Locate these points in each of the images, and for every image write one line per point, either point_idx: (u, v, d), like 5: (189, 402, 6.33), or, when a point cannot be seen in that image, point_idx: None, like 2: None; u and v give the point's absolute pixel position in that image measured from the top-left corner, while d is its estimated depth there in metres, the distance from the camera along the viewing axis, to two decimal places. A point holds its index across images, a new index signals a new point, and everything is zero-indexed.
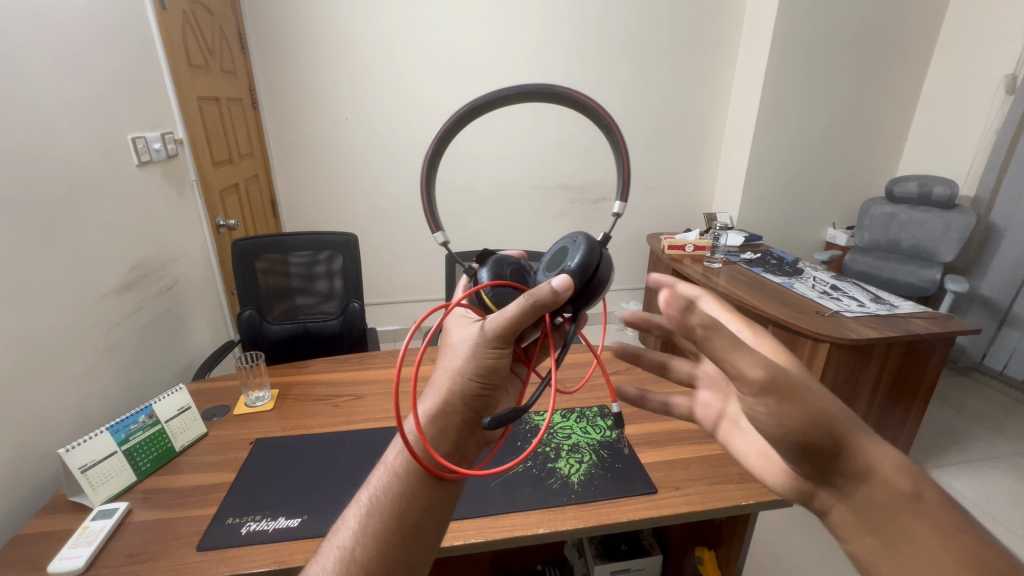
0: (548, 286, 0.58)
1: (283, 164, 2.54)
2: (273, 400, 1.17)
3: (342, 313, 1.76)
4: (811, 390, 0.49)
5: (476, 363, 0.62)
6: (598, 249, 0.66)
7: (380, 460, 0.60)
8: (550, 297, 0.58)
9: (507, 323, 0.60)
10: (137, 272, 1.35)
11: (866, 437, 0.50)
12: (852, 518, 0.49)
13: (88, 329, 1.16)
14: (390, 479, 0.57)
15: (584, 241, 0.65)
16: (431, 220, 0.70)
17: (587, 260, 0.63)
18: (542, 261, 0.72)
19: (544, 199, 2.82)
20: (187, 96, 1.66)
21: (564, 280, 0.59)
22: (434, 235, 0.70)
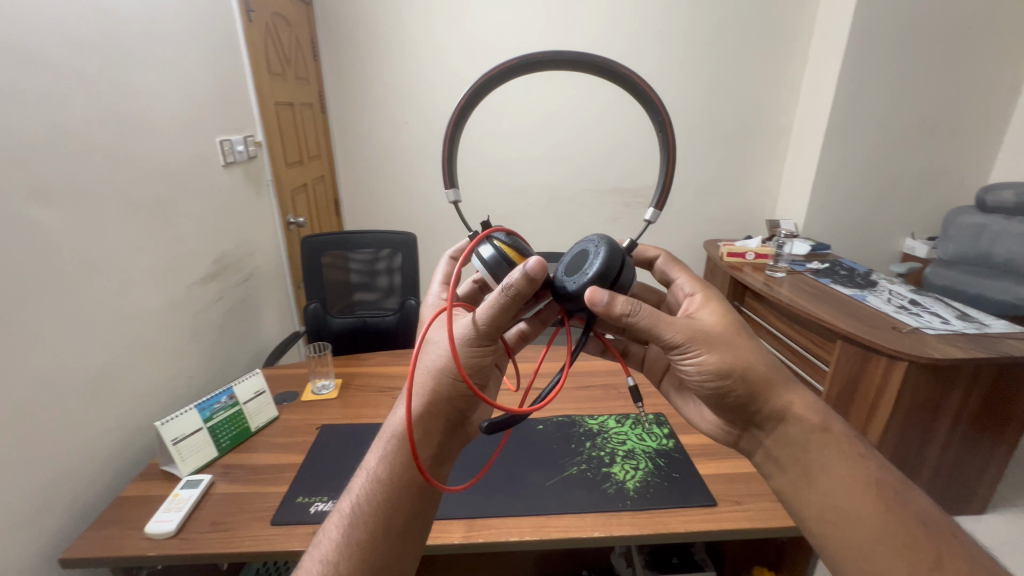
0: (518, 275, 0.72)
1: (347, 166, 2.67)
2: (337, 389, 1.23)
3: (399, 310, 1.82)
4: (737, 356, 0.77)
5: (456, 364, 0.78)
6: (616, 254, 0.81)
7: (364, 464, 0.74)
8: (525, 283, 0.73)
9: (495, 314, 0.77)
10: (221, 263, 1.46)
11: (784, 389, 0.78)
12: (770, 446, 0.78)
13: (177, 314, 1.26)
14: (373, 481, 0.71)
15: (606, 249, 0.80)
16: (446, 178, 0.86)
17: (606, 265, 0.79)
18: (565, 260, 0.86)
19: (598, 202, 2.80)
20: (266, 102, 1.79)
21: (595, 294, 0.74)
22: (444, 193, 0.85)
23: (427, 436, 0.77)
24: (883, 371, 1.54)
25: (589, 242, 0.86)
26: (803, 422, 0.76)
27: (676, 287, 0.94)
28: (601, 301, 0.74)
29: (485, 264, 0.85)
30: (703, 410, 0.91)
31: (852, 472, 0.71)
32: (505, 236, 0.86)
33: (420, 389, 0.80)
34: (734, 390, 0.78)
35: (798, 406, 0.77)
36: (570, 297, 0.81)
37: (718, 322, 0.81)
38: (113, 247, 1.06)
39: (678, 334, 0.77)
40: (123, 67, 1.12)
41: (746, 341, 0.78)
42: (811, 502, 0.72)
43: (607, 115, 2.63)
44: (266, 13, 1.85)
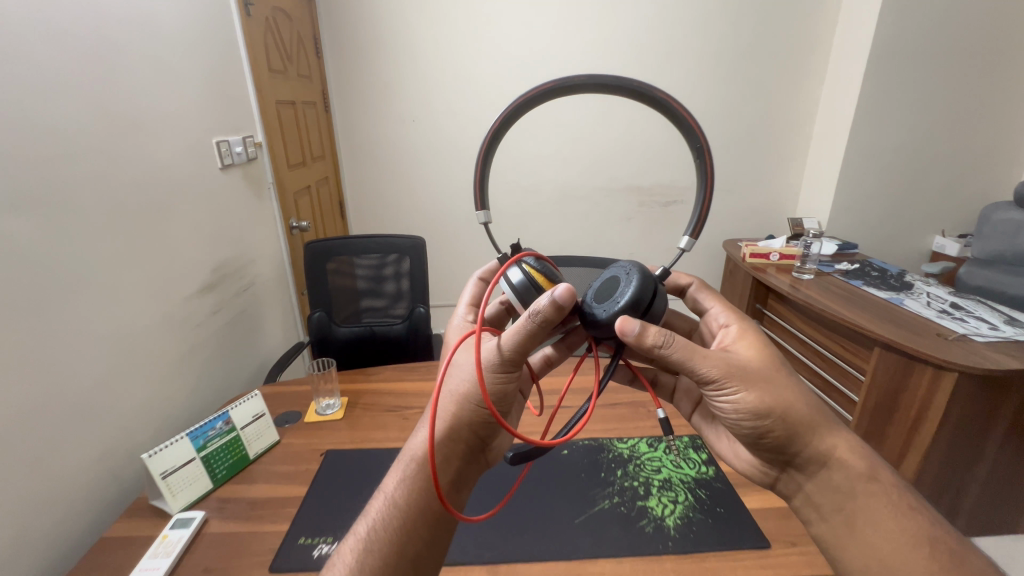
0: (546, 301, 0.67)
1: (352, 167, 2.58)
2: (342, 409, 1.14)
3: (407, 318, 1.73)
4: (777, 395, 0.72)
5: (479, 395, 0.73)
6: (648, 282, 0.75)
7: (381, 490, 0.71)
8: (553, 310, 0.67)
9: (521, 343, 0.71)
10: (220, 272, 1.37)
11: (828, 434, 0.74)
12: (810, 490, 0.74)
13: (172, 329, 1.18)
14: (390, 510, 0.68)
15: (641, 276, 0.74)
16: (478, 199, 0.82)
17: (637, 295, 0.72)
18: (593, 285, 0.80)
19: (612, 201, 2.69)
20: (266, 101, 1.70)
21: (624, 323, 0.69)
22: (476, 214, 0.82)
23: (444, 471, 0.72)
24: (929, 383, 1.43)
25: (620, 269, 0.81)
26: (848, 468, 0.71)
27: (710, 319, 0.89)
28: (633, 332, 0.68)
29: (512, 288, 0.77)
30: (735, 446, 0.85)
31: (899, 525, 0.67)
32: (535, 262, 0.80)
33: (440, 415, 0.75)
34: (774, 430, 0.73)
35: (843, 452, 0.72)
36: (600, 326, 0.73)
37: (757, 357, 0.76)
38: (96, 260, 0.97)
39: (714, 369, 0.71)
40: (108, 62, 1.02)
41: (788, 380, 0.74)
42: (852, 550, 0.68)
43: (621, 110, 2.52)
44: (266, 7, 1.75)
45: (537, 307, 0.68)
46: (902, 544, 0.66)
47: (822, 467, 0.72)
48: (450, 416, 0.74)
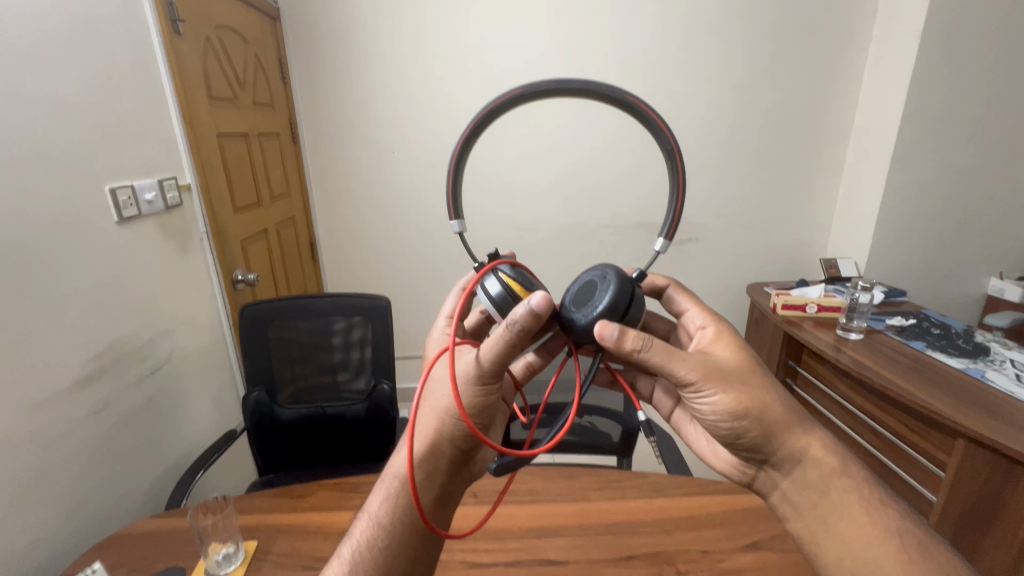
0: (524, 311, 0.60)
1: (324, 204, 2.31)
2: (245, 564, 0.81)
3: (368, 396, 1.42)
4: (753, 398, 0.70)
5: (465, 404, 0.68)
6: (630, 284, 0.71)
7: (365, 510, 0.69)
8: (531, 320, 0.61)
9: (500, 353, 0.65)
10: (109, 357, 1.08)
11: (801, 431, 0.72)
12: (787, 489, 0.72)
13: (13, 450, 0.87)
14: (374, 531, 0.66)
15: (616, 280, 0.70)
16: (451, 206, 0.76)
17: (617, 298, 0.69)
18: (572, 289, 0.75)
19: (618, 240, 2.39)
20: (202, 133, 1.42)
21: (604, 328, 0.66)
22: (450, 222, 0.75)
23: (428, 480, 0.69)
24: None
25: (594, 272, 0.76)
26: (819, 466, 0.70)
27: (685, 319, 0.85)
28: (611, 338, 0.66)
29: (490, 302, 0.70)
30: (714, 445, 0.83)
31: (868, 521, 0.66)
32: (511, 270, 0.73)
33: (421, 431, 0.70)
34: (751, 432, 0.71)
35: (816, 448, 0.71)
36: (579, 332, 0.71)
37: (733, 358, 0.74)
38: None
39: (691, 372, 0.69)
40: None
41: (761, 379, 0.72)
42: (826, 546, 0.68)
43: (626, 138, 2.23)
44: (207, 25, 1.50)
45: (513, 317, 0.61)
46: (870, 538, 0.65)
47: (796, 464, 0.71)
48: (431, 431, 0.69)
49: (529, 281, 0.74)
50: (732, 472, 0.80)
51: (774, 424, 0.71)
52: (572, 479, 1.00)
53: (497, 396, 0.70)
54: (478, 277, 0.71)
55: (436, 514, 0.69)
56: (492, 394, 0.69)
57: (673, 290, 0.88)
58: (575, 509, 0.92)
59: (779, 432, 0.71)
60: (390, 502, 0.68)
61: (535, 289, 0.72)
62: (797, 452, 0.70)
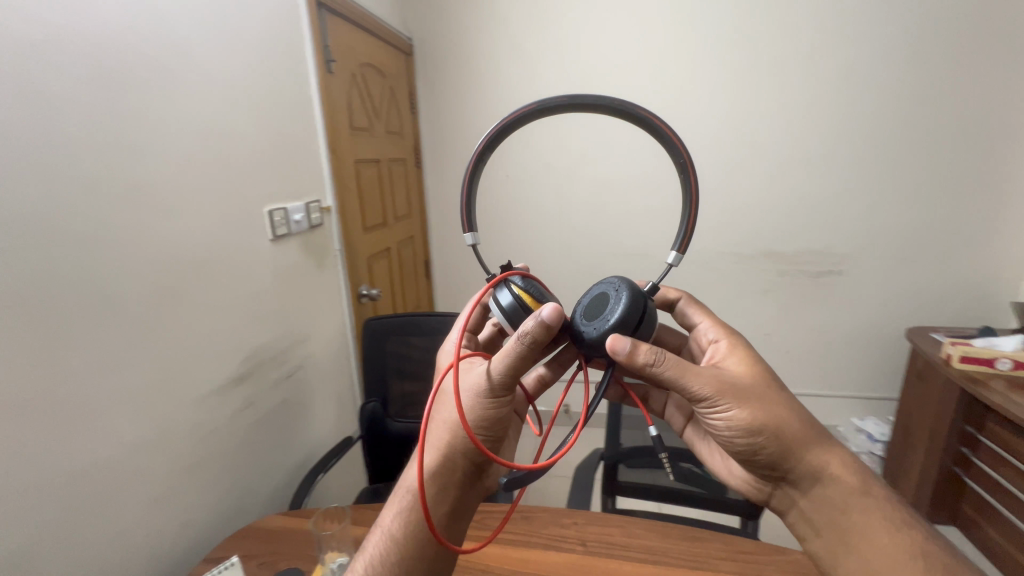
0: (536, 322, 0.56)
1: (440, 225, 2.43)
2: None
3: None
4: (768, 412, 0.62)
5: (477, 418, 0.63)
6: (644, 298, 0.63)
7: (377, 524, 0.65)
8: (542, 330, 0.57)
9: (512, 365, 0.60)
10: (255, 361, 1.21)
11: (818, 446, 0.63)
12: (806, 510, 0.63)
13: (178, 438, 1.00)
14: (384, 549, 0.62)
15: (628, 292, 0.62)
16: (464, 218, 0.67)
17: (633, 313, 0.61)
18: (581, 301, 0.67)
19: (741, 271, 2.17)
20: (343, 160, 1.57)
21: (617, 342, 0.58)
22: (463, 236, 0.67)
23: (442, 494, 0.64)
24: None
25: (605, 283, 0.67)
26: (839, 484, 0.61)
27: (698, 333, 0.75)
28: (623, 351, 0.58)
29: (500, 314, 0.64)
30: (728, 462, 0.75)
31: (890, 540, 0.58)
32: (522, 280, 0.66)
33: (434, 444, 0.66)
34: (767, 449, 0.62)
35: (834, 464, 0.63)
36: (587, 347, 0.62)
37: (748, 371, 0.65)
38: (71, 367, 0.79)
39: (704, 387, 0.61)
40: (128, 120, 0.88)
41: (774, 390, 0.64)
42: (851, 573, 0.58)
43: (756, 159, 2.03)
44: (353, 63, 1.66)
45: (524, 330, 0.57)
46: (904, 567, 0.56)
47: (816, 483, 0.62)
48: (443, 443, 0.65)
49: (543, 294, 0.67)
50: (742, 491, 0.72)
51: (791, 441, 0.62)
52: (694, 541, 0.88)
53: (510, 410, 0.65)
54: (489, 288, 0.64)
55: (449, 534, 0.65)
56: (505, 408, 0.64)
57: (682, 300, 0.79)
58: None
59: (796, 447, 0.62)
60: (403, 517, 0.64)
61: (547, 298, 0.65)
62: (816, 470, 0.62)
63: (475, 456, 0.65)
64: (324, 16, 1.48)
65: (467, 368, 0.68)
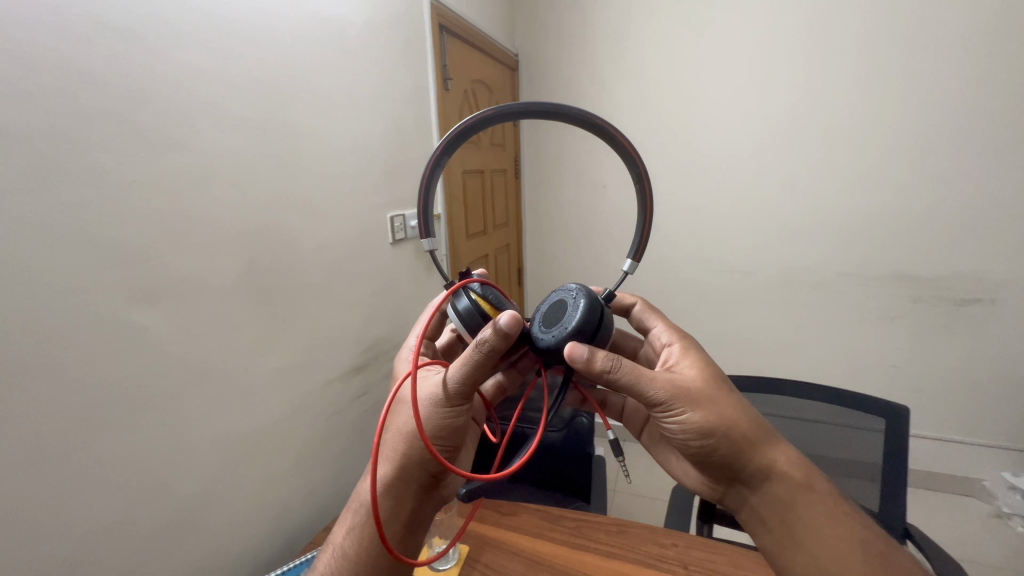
0: (490, 332, 0.59)
1: (536, 234, 2.48)
2: (457, 565, 0.88)
3: (565, 424, 1.34)
4: (725, 411, 0.64)
5: (432, 427, 0.69)
6: (598, 307, 0.66)
7: (335, 537, 0.71)
8: (498, 342, 0.60)
9: (467, 376, 0.64)
10: (371, 353, 1.33)
11: (768, 444, 0.65)
12: (756, 507, 0.65)
13: (308, 416, 1.14)
14: (340, 559, 0.68)
15: (586, 301, 0.65)
16: (422, 221, 0.67)
17: (588, 323, 0.64)
18: (538, 311, 0.70)
19: (866, 293, 1.96)
20: (453, 171, 1.68)
21: (574, 349, 0.61)
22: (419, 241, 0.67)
23: (396, 505, 0.70)
24: None
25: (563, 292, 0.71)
26: (787, 479, 0.63)
27: (655, 337, 0.79)
28: (580, 357, 0.61)
29: (456, 325, 0.67)
30: (683, 467, 0.76)
31: (834, 528, 0.61)
32: (481, 287, 0.69)
33: (391, 454, 0.72)
34: (720, 449, 0.64)
35: (782, 461, 0.64)
36: (545, 353, 0.66)
37: (701, 373, 0.67)
38: (228, 349, 0.93)
39: (661, 389, 0.63)
40: (275, 135, 1.01)
41: (724, 391, 0.66)
42: (796, 563, 0.61)
43: (890, 170, 1.81)
44: (466, 81, 1.77)
45: (481, 338, 0.60)
46: (846, 559, 0.59)
47: (767, 481, 0.64)
48: (400, 453, 0.71)
49: (501, 302, 0.71)
50: (698, 489, 0.73)
51: (742, 440, 0.64)
52: None
53: (465, 417, 0.70)
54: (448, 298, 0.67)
55: (404, 544, 0.70)
56: (462, 413, 0.69)
57: (640, 306, 0.84)
58: None
59: (749, 446, 0.64)
60: (360, 528, 0.69)
61: (505, 306, 0.69)
62: (765, 468, 0.63)
63: (430, 462, 0.71)
64: (443, 39, 1.60)
65: (426, 377, 0.73)
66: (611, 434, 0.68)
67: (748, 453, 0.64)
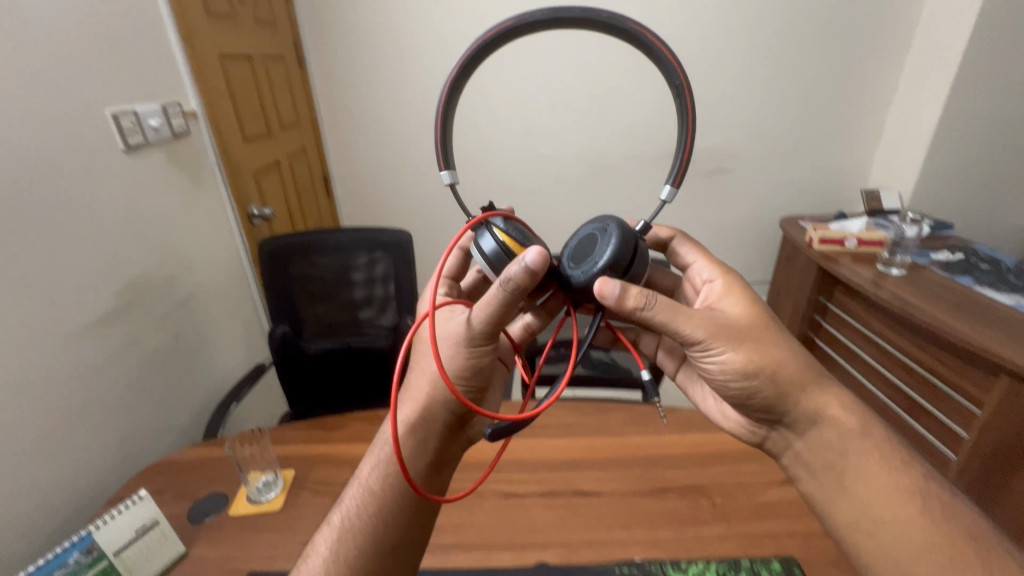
0: (520, 268, 0.56)
1: (333, 135, 2.19)
2: (283, 492, 0.83)
3: (393, 330, 1.41)
4: (762, 353, 0.64)
5: (459, 365, 0.66)
6: (633, 238, 0.64)
7: (354, 477, 0.64)
8: (525, 278, 0.56)
9: (494, 313, 0.61)
10: (133, 294, 1.07)
11: (817, 389, 0.65)
12: (801, 449, 0.65)
13: (50, 384, 0.88)
14: (364, 498, 0.61)
15: (617, 234, 0.63)
16: (440, 160, 0.69)
17: (621, 254, 0.61)
18: (566, 249, 0.68)
19: (644, 173, 2.26)
20: (202, 52, 1.32)
21: (605, 283, 0.59)
22: (440, 174, 0.68)
23: (422, 446, 0.66)
24: None
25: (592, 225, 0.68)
26: (841, 426, 0.63)
27: (693, 272, 0.78)
28: (612, 295, 0.59)
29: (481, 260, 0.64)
30: (722, 404, 0.77)
31: (890, 480, 0.58)
32: (504, 222, 0.65)
33: (417, 395, 0.68)
34: (762, 390, 0.65)
35: (833, 406, 0.64)
36: (576, 291, 0.64)
37: (744, 314, 0.67)
38: None
39: (702, 328, 0.64)
40: None
41: (774, 337, 0.65)
42: (838, 507, 0.61)
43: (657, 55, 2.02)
44: None
45: (507, 276, 0.56)
46: (889, 496, 0.58)
47: (810, 424, 0.64)
48: (425, 395, 0.68)
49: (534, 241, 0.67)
50: (739, 431, 0.75)
51: (787, 382, 0.64)
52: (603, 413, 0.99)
53: (492, 356, 0.67)
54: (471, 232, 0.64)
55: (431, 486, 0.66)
56: (487, 353, 0.66)
57: (681, 242, 0.80)
58: (608, 441, 0.91)
59: (792, 388, 0.64)
60: (382, 468, 0.63)
61: (534, 241, 0.65)
62: (813, 411, 0.64)
63: (454, 405, 0.67)
64: None
65: (450, 319, 0.68)
66: (646, 375, 0.60)
67: (789, 393, 0.64)
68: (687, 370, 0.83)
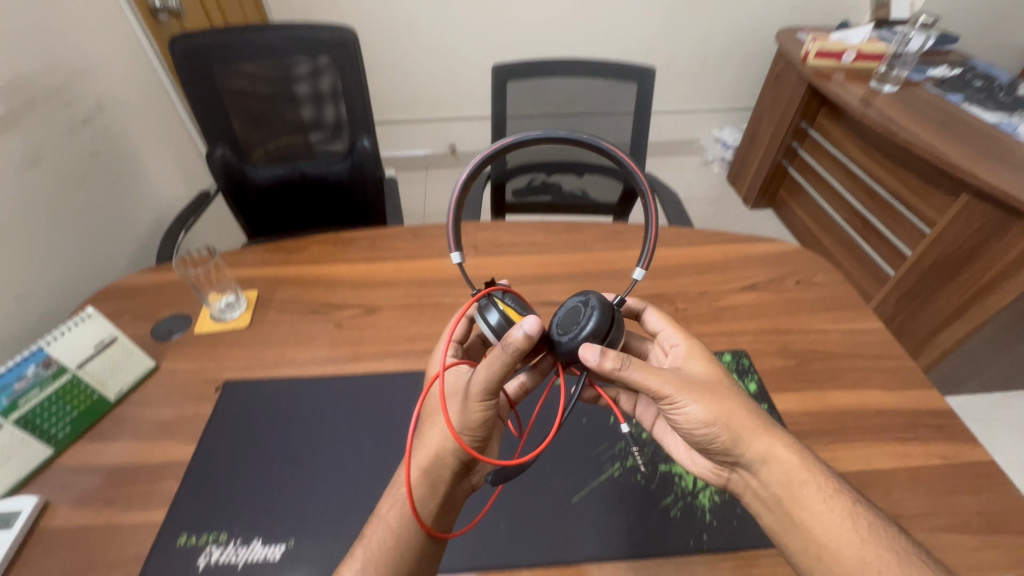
0: (523, 337, 0.46)
1: None
2: (248, 311, 0.82)
3: (350, 155, 1.28)
4: (725, 410, 0.52)
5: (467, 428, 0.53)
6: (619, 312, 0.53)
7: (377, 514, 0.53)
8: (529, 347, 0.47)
9: (499, 375, 0.50)
10: (20, 100, 0.89)
11: (772, 431, 0.53)
12: (760, 493, 0.52)
13: None
14: (387, 533, 0.51)
15: (602, 305, 0.51)
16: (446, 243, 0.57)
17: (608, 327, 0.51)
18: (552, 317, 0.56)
19: None
20: None
21: (590, 351, 0.49)
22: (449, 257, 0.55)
23: (430, 493, 0.54)
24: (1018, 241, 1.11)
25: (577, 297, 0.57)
26: (785, 462, 0.51)
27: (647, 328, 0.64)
28: (593, 362, 0.49)
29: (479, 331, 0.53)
30: (689, 452, 0.60)
31: (829, 509, 0.48)
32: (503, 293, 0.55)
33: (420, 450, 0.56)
34: (720, 438, 0.52)
35: (787, 445, 0.52)
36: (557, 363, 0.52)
37: (704, 373, 0.56)
38: None
39: (666, 383, 0.52)
40: None
41: (734, 392, 0.54)
42: (798, 546, 0.49)
43: None
44: None
45: (509, 342, 0.47)
46: (840, 530, 0.47)
47: (763, 466, 0.52)
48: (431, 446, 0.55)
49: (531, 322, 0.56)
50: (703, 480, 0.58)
51: (746, 427, 0.52)
52: (575, 231, 0.97)
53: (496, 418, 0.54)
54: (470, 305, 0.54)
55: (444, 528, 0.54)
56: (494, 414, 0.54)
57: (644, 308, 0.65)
58: (578, 258, 0.91)
59: (751, 430, 0.52)
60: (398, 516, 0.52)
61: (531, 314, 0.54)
62: (771, 452, 0.51)
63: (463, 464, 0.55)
64: None
65: (453, 375, 0.58)
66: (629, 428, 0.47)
67: (744, 442, 0.52)
68: (640, 405, 0.66)
